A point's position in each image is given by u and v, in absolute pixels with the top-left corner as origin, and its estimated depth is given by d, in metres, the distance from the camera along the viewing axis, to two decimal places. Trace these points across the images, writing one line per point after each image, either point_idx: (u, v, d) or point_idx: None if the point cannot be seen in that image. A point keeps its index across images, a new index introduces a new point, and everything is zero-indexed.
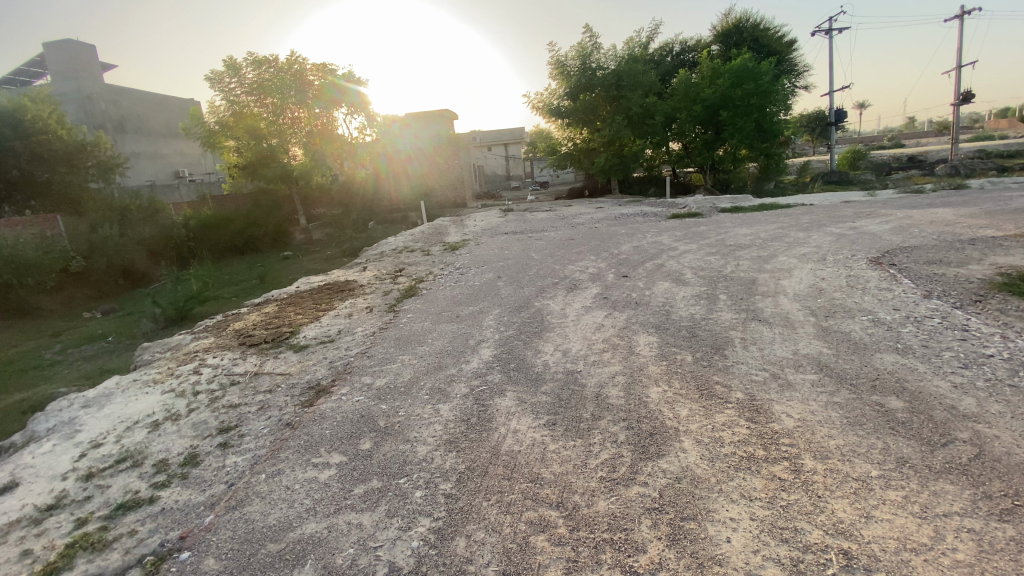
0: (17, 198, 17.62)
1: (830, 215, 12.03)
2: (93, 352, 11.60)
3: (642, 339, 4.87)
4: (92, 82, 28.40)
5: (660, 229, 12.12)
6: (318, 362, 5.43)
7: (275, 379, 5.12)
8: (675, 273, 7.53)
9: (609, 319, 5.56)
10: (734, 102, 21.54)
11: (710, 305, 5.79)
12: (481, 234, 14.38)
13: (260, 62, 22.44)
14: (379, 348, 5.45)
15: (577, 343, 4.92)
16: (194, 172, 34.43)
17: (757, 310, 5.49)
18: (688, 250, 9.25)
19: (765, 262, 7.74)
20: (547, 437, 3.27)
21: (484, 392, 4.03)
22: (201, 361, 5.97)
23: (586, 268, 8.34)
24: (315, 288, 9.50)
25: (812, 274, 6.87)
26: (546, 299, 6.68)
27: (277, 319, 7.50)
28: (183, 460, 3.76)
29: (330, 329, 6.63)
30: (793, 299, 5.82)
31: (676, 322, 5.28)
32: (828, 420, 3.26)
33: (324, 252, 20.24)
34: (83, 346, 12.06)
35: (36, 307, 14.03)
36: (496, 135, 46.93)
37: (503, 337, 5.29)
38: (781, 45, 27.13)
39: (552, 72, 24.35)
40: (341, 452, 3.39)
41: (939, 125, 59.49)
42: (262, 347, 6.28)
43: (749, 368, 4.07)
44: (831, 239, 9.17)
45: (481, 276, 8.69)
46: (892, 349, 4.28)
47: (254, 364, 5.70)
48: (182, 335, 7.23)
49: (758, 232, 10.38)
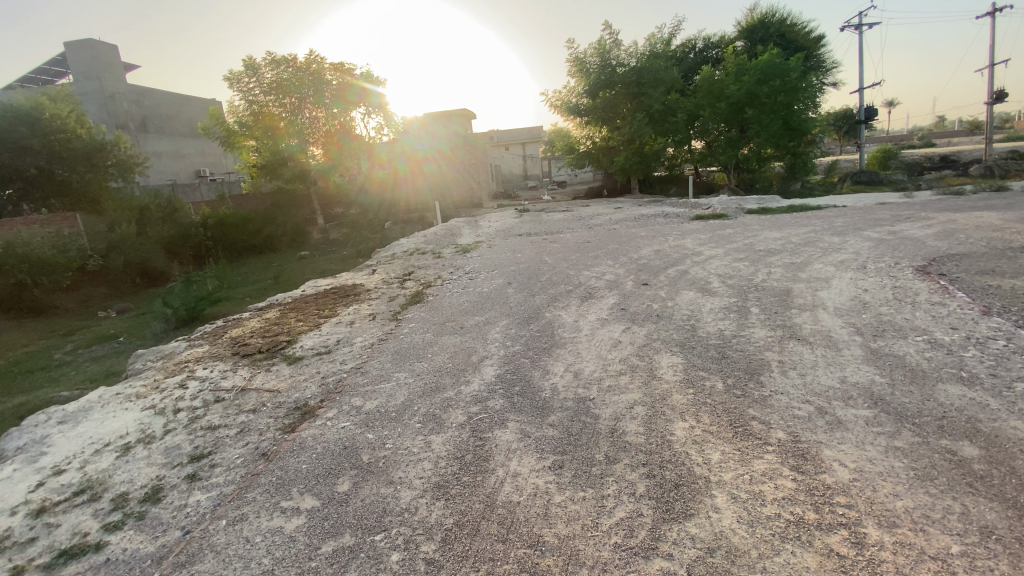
0: (38, 196, 17.69)
1: (865, 217, 11.29)
2: (102, 353, 11.41)
3: (665, 359, 4.34)
4: (114, 81, 28.69)
5: (682, 232, 11.52)
6: (309, 377, 4.98)
7: (262, 397, 4.69)
8: (700, 281, 6.97)
9: (627, 334, 5.04)
10: (761, 99, 20.67)
11: (740, 319, 5.21)
12: (494, 235, 13.93)
13: (279, 62, 22.29)
14: (375, 363, 5.00)
15: (591, 363, 4.40)
16: (215, 171, 34.64)
17: (794, 327, 4.92)
18: (714, 255, 8.64)
19: (798, 270, 7.12)
20: (553, 484, 2.78)
21: (484, 421, 3.54)
22: (189, 373, 5.61)
23: (603, 275, 7.83)
24: (321, 291, 9.17)
25: (852, 284, 6.25)
26: (558, 309, 6.17)
27: (276, 326, 7.12)
28: (145, 495, 3.38)
29: (329, 339, 6.20)
30: (834, 313, 5.23)
31: (703, 339, 4.74)
32: (891, 474, 2.69)
33: (339, 252, 19.99)
34: (94, 346, 11.90)
35: (50, 306, 13.95)
36: (514, 136, 46.39)
37: (510, 354, 4.81)
38: (808, 41, 26.14)
39: (571, 69, 23.77)
40: (315, 495, 2.94)
41: (970, 125, 57.21)
42: (255, 358, 5.89)
43: (790, 400, 3.52)
44: (868, 244, 8.48)
45: (492, 281, 8.22)
46: (956, 378, 3.67)
47: (243, 378, 5.30)
48: (177, 342, 6.90)
49: (787, 236, 9.71)
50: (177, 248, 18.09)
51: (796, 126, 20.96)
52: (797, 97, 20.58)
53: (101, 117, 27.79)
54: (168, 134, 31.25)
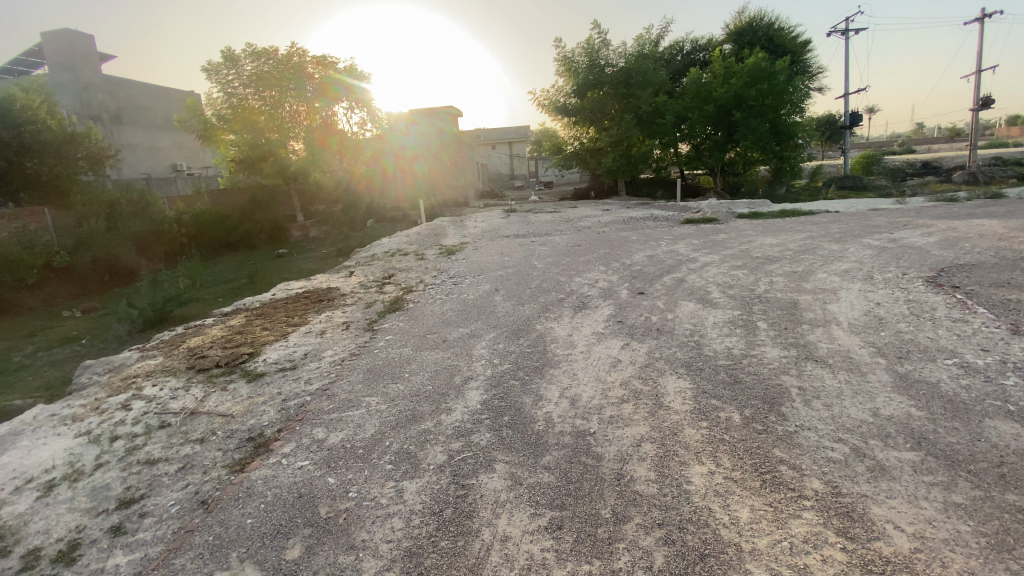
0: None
1: (861, 224, 10.99)
2: (63, 356, 10.60)
3: (672, 383, 3.87)
4: (89, 71, 27.46)
5: (673, 236, 11.09)
6: (268, 400, 4.43)
7: (213, 424, 4.12)
8: (699, 291, 6.52)
9: (626, 351, 4.56)
10: (748, 102, 20.51)
11: (748, 336, 4.74)
12: (479, 236, 13.39)
13: (260, 54, 21.57)
14: (344, 383, 4.45)
15: (588, 387, 3.88)
16: (193, 167, 33.53)
17: (807, 345, 4.50)
18: (711, 262, 8.20)
19: (801, 280, 6.72)
20: (551, 553, 2.29)
21: (467, 463, 3.01)
22: (135, 391, 4.98)
23: (595, 281, 7.36)
24: (292, 295, 8.55)
25: (862, 296, 5.87)
26: (550, 321, 5.65)
27: (240, 336, 6.49)
28: (59, 551, 2.80)
29: (296, 352, 5.63)
30: (849, 330, 4.82)
31: (712, 359, 4.27)
32: (959, 542, 2.25)
33: (319, 251, 19.22)
34: (54, 349, 11.06)
35: (14, 304, 13.08)
36: (500, 135, 45.68)
37: (496, 374, 4.28)
38: (796, 45, 25.96)
39: (558, 68, 23.30)
40: (259, 565, 2.40)
41: (949, 132, 57.85)
42: (212, 374, 5.29)
43: (818, 438, 3.07)
44: (870, 252, 8.13)
45: (476, 287, 7.69)
46: (1005, 414, 3.24)
47: (195, 399, 4.70)
48: (128, 352, 6.24)
49: (785, 242, 9.34)
50: (149, 245, 17.20)
51: (784, 129, 20.80)
52: (785, 100, 20.43)
53: (72, 106, 26.54)
54: (145, 127, 30.13)
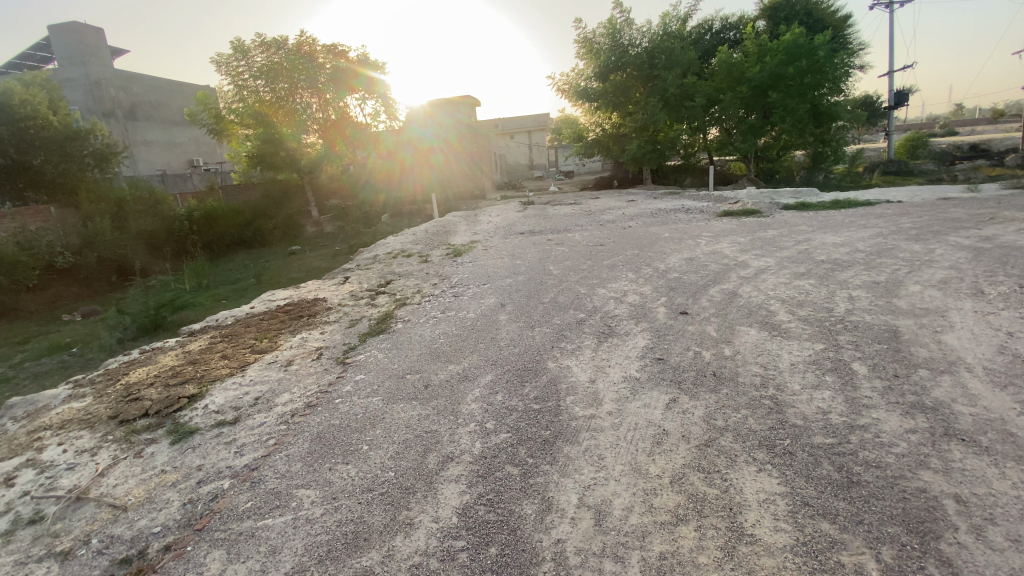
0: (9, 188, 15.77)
1: (936, 216, 9.37)
2: (51, 366, 9.62)
3: (751, 480, 2.56)
4: (100, 66, 26.68)
5: (713, 232, 9.64)
6: (181, 480, 3.26)
7: (93, 523, 2.98)
8: (759, 308, 5.17)
9: (673, 414, 3.23)
10: (786, 82, 18.59)
11: (845, 391, 3.36)
12: (492, 234, 12.09)
13: (270, 45, 20.60)
14: (282, 460, 3.23)
15: (623, 489, 2.57)
16: (208, 161, 32.75)
17: (936, 406, 3.12)
18: (766, 267, 6.81)
19: (889, 295, 5.25)
20: None
21: None
22: (31, 457, 3.87)
23: (623, 294, 6.07)
24: (272, 309, 7.40)
25: (978, 319, 4.47)
26: (568, 355, 4.36)
27: (191, 367, 5.33)
28: None
29: (245, 396, 4.42)
30: (986, 378, 3.43)
31: (807, 434, 2.92)
32: None
33: (331, 248, 18.08)
34: (44, 357, 10.09)
35: (14, 307, 12.14)
36: (519, 123, 43.90)
37: (489, 453, 2.99)
38: (836, 21, 23.80)
39: (580, 50, 21.69)
40: None
41: (993, 112, 54.00)
42: (132, 427, 4.13)
43: None
44: (964, 255, 6.61)
45: (481, 301, 6.44)
46: None
47: (93, 471, 3.56)
48: (58, 390, 5.16)
49: (851, 242, 7.84)
50: (158, 244, 16.34)
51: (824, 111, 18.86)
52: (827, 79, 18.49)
53: (84, 103, 25.94)
54: (158, 122, 29.39)
